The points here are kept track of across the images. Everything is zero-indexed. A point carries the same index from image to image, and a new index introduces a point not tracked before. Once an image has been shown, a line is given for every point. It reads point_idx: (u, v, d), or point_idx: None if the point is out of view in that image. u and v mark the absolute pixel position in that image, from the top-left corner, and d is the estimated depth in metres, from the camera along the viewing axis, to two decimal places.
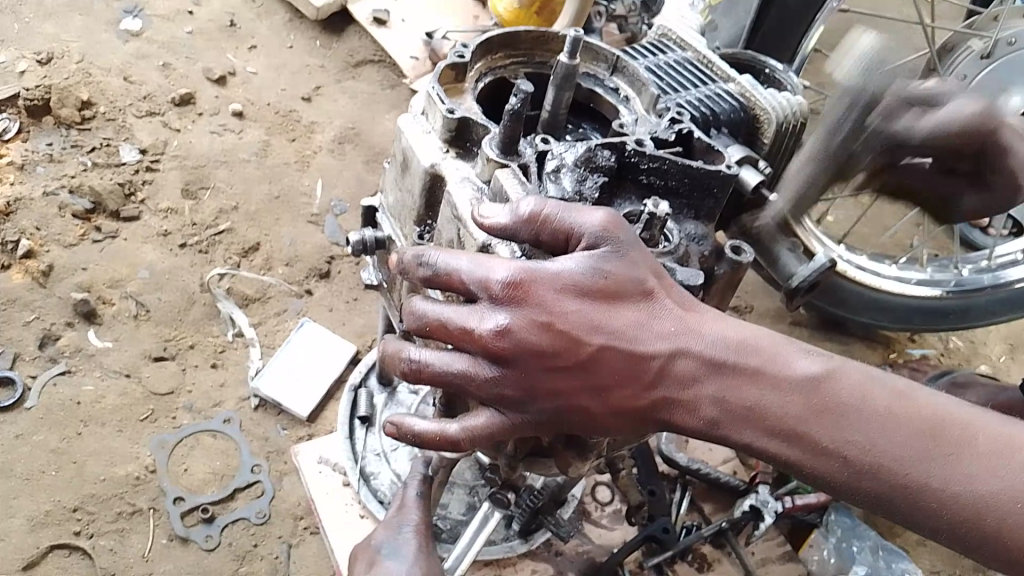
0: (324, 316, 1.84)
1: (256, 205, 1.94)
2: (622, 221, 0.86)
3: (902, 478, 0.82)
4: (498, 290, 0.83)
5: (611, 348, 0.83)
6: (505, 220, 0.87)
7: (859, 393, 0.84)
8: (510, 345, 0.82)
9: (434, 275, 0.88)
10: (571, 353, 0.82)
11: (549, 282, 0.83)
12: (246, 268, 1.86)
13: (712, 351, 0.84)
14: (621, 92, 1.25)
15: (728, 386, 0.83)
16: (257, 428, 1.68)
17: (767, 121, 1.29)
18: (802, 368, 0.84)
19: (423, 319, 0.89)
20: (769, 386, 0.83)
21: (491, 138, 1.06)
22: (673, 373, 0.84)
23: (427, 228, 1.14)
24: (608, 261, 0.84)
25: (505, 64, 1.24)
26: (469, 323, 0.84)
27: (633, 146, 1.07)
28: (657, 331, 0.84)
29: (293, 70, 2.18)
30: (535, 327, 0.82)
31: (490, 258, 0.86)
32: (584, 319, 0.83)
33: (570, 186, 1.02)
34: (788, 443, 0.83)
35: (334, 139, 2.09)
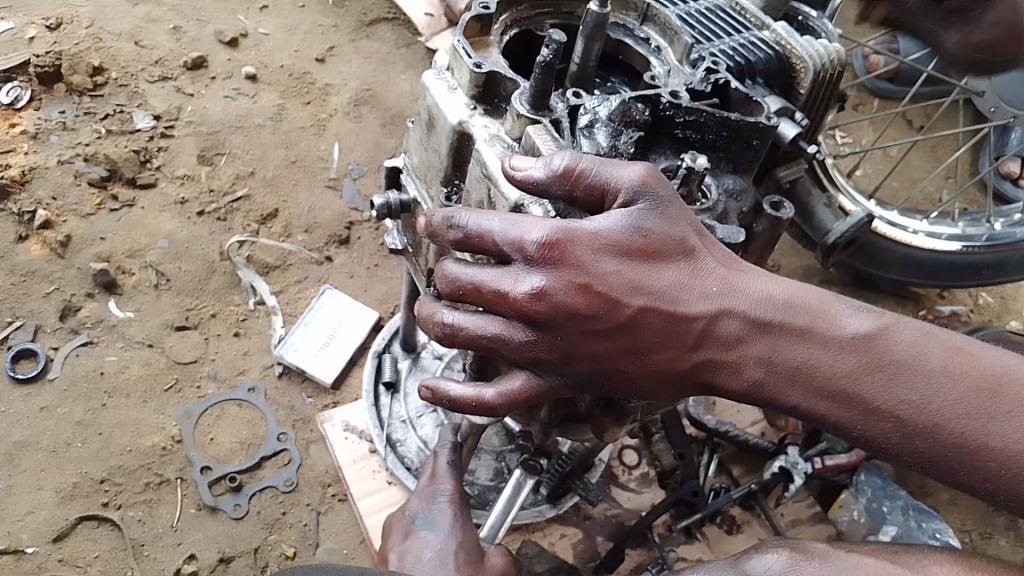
0: (345, 283, 1.82)
1: (273, 170, 1.91)
2: (661, 176, 0.82)
3: (956, 438, 0.79)
4: (532, 251, 0.79)
5: (653, 309, 0.80)
6: (539, 175, 0.84)
7: (913, 351, 0.80)
8: (547, 308, 0.79)
9: (465, 237, 0.84)
10: (611, 315, 0.80)
11: (586, 242, 0.79)
12: (265, 235, 1.83)
13: (759, 310, 0.81)
14: (651, 43, 1.20)
15: (774, 346, 0.80)
16: (282, 397, 1.66)
17: (804, 69, 1.22)
18: (852, 327, 0.81)
19: (456, 283, 0.85)
20: (818, 345, 0.80)
21: (520, 93, 1.01)
22: (717, 333, 0.81)
23: (454, 189, 1.10)
24: (647, 218, 0.80)
25: (530, 16, 1.19)
26: (503, 286, 0.81)
27: (668, 98, 1.02)
28: (699, 290, 0.81)
29: (306, 31, 2.12)
30: (573, 289, 0.79)
31: (523, 217, 0.81)
32: (624, 280, 0.79)
33: (605, 141, 0.97)
34: (836, 404, 0.80)
35: (349, 101, 2.04)
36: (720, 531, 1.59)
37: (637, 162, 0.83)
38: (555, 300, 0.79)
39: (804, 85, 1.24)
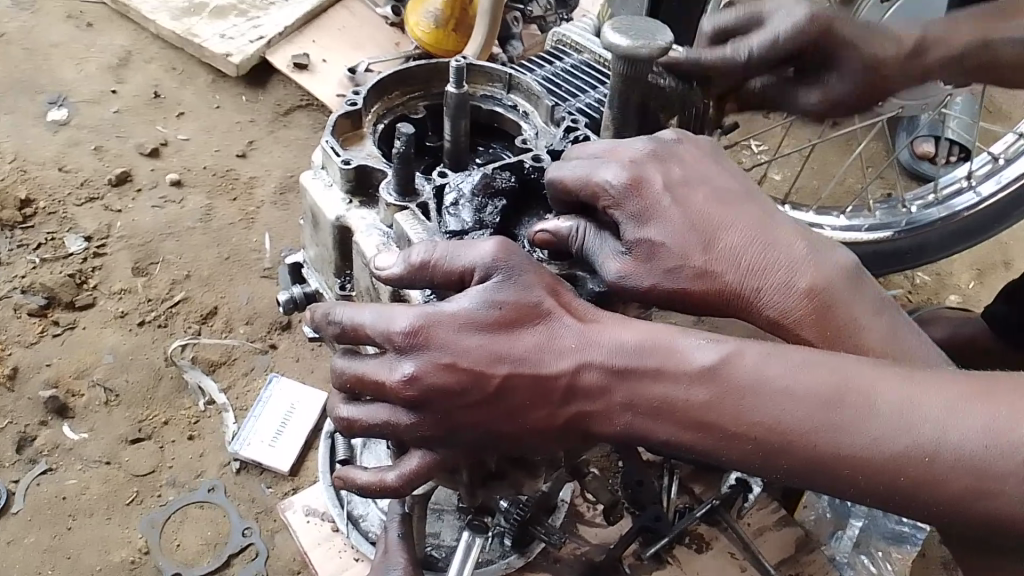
0: (292, 367, 1.86)
1: (208, 269, 1.96)
2: (512, 248, 0.89)
3: (808, 449, 0.83)
4: (401, 339, 0.86)
5: (517, 374, 0.85)
6: (399, 270, 0.92)
7: (758, 374, 0.85)
8: (420, 391, 0.86)
9: (342, 331, 0.92)
10: (479, 387, 0.85)
11: (447, 323, 0.86)
12: (208, 334, 1.88)
13: (614, 359, 0.87)
14: (519, 109, 1.28)
15: (633, 390, 0.86)
16: (242, 491, 1.70)
17: None
18: (698, 359, 0.86)
19: (344, 376, 0.92)
20: (671, 382, 0.86)
21: (388, 183, 1.07)
22: (579, 387, 0.87)
23: (348, 279, 1.16)
24: (500, 291, 0.87)
25: (402, 102, 1.26)
26: (381, 375, 0.88)
27: (531, 163, 1.11)
28: (558, 350, 0.86)
29: (224, 129, 2.17)
30: (440, 369, 0.85)
31: (392, 307, 0.89)
32: (485, 352, 0.85)
33: (470, 216, 1.03)
34: (698, 434, 0.86)
35: (275, 191, 2.09)
36: (690, 551, 1.57)
37: (489, 239, 0.90)
38: (425, 382, 0.86)
39: None
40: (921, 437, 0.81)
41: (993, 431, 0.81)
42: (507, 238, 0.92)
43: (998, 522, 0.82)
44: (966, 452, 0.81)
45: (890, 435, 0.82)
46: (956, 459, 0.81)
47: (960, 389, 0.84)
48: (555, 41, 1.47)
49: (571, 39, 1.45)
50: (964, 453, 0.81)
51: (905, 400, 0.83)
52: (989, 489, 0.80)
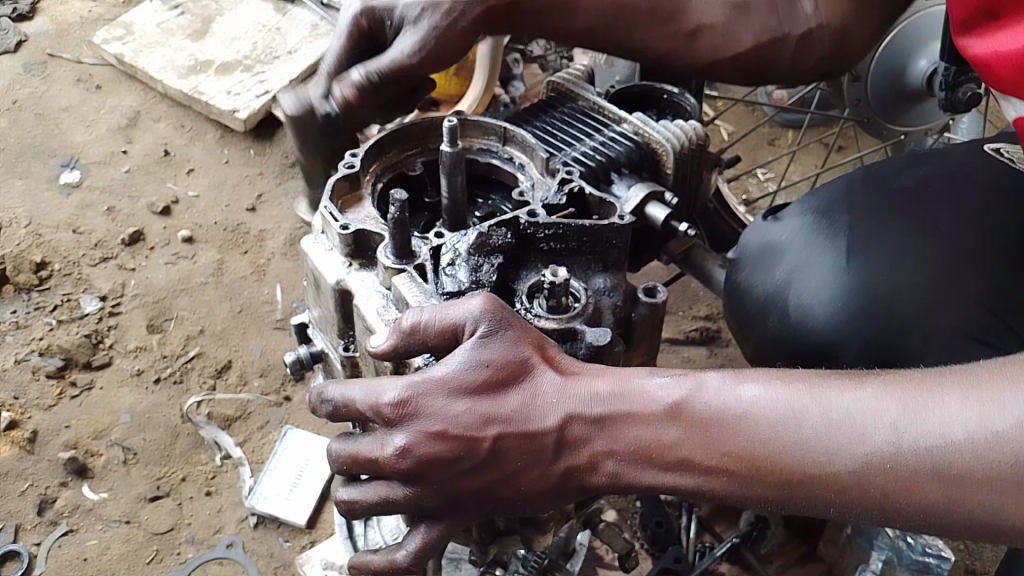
0: (307, 419, 1.88)
1: (221, 324, 1.98)
2: (497, 306, 0.91)
3: (777, 473, 0.80)
4: (391, 411, 0.88)
5: (505, 435, 0.86)
6: (388, 339, 0.93)
7: (721, 405, 0.83)
8: (415, 462, 0.87)
9: (334, 411, 0.94)
10: (470, 452, 0.86)
11: (435, 388, 0.87)
12: (222, 389, 1.90)
13: (593, 408, 0.86)
14: (516, 160, 1.30)
15: (611, 436, 0.85)
16: (261, 546, 1.70)
17: (665, 153, 1.37)
18: (658, 395, 0.85)
19: (341, 456, 0.93)
20: (642, 423, 0.85)
21: (385, 246, 1.08)
22: (568, 441, 0.86)
23: (351, 339, 1.15)
24: (483, 349, 0.88)
25: (400, 159, 1.30)
26: (375, 451, 0.89)
27: (526, 219, 1.13)
28: (541, 405, 0.87)
29: (233, 183, 2.20)
30: (432, 439, 0.86)
31: (380, 381, 0.91)
32: (472, 417, 0.86)
33: (466, 276, 1.04)
34: (678, 473, 0.84)
35: (285, 242, 2.12)
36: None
37: (476, 298, 0.92)
38: (418, 454, 0.87)
39: (668, 167, 1.38)
40: (884, 444, 0.77)
41: (952, 427, 0.75)
42: (493, 295, 0.93)
43: (991, 526, 0.75)
44: (932, 451, 0.75)
45: (854, 449, 0.78)
46: (923, 463, 0.76)
47: (917, 385, 0.79)
48: (550, 89, 1.50)
49: (565, 87, 1.48)
50: (929, 452, 0.75)
51: (860, 407, 0.79)
52: (960, 492, 0.74)
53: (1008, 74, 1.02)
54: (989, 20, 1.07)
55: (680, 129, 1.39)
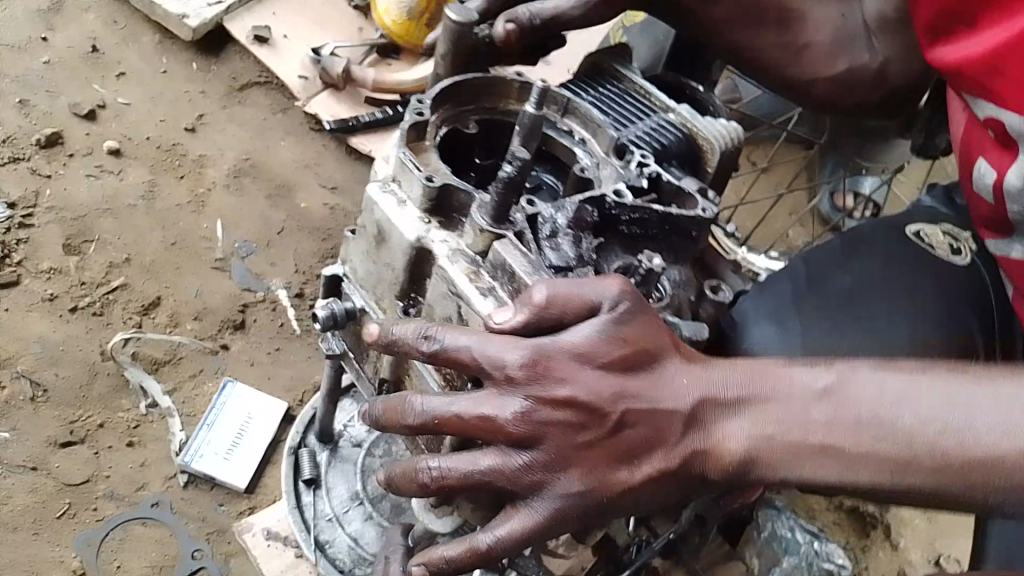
0: (247, 372, 1.69)
1: (152, 255, 1.76)
2: (632, 287, 0.85)
3: (931, 459, 0.81)
4: (512, 368, 0.79)
5: (633, 410, 0.81)
6: (514, 307, 0.84)
7: (871, 392, 0.84)
8: (537, 426, 0.79)
9: (438, 359, 0.82)
10: (601, 424, 0.79)
11: (566, 355, 0.80)
12: (151, 328, 1.68)
13: (734, 391, 0.84)
14: (574, 134, 1.20)
15: (751, 420, 0.83)
16: (193, 508, 1.53)
17: (711, 150, 1.25)
18: (804, 381, 0.85)
19: (433, 416, 0.81)
20: (786, 406, 0.84)
21: (480, 207, 0.99)
22: (699, 422, 0.83)
23: (412, 302, 1.05)
24: (621, 327, 0.82)
25: (452, 114, 1.12)
26: (488, 411, 0.79)
27: (613, 198, 1.05)
28: (677, 385, 0.83)
29: (171, 98, 1.97)
30: (554, 404, 0.79)
31: (498, 337, 0.81)
32: (605, 391, 0.80)
33: (571, 251, 0.99)
34: (818, 459, 0.83)
35: (229, 173, 1.90)
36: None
37: (608, 277, 0.85)
38: (539, 417, 0.79)
39: (711, 165, 1.26)
40: None
41: None
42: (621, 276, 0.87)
43: None
44: None
45: (1008, 437, 0.80)
46: None
47: None
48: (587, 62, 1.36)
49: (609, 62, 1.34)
50: None
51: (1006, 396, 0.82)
52: None
53: (965, 72, 1.13)
54: (955, 27, 1.17)
55: (728, 127, 1.28)
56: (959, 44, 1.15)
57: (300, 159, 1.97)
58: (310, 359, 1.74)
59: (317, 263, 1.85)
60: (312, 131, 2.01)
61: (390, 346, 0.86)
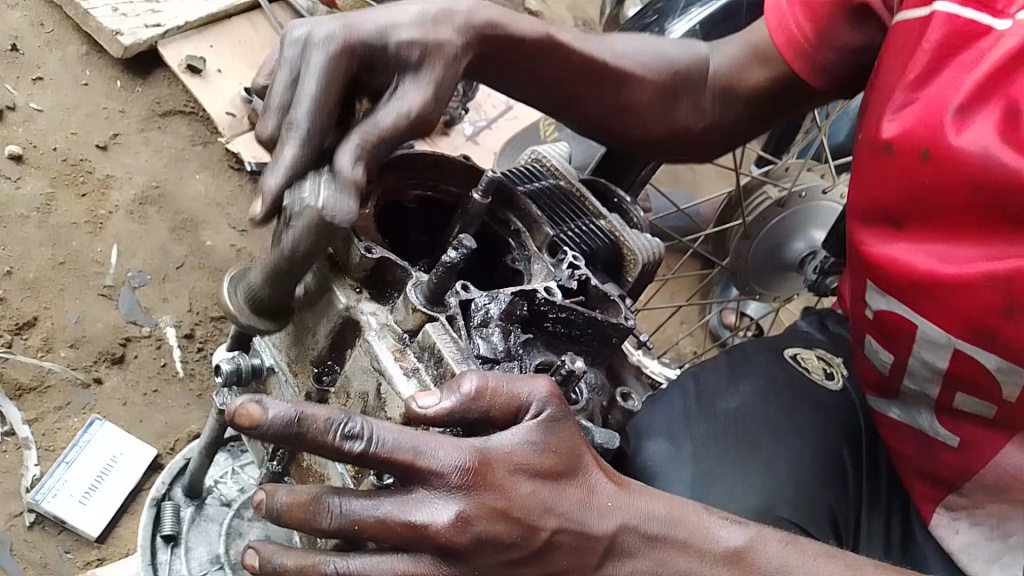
0: (117, 412, 1.58)
1: (35, 272, 1.66)
2: (558, 392, 0.90)
3: None
4: (450, 473, 0.80)
5: (563, 529, 0.86)
6: (450, 402, 0.84)
7: (778, 561, 0.95)
8: (470, 539, 0.81)
9: (366, 459, 0.79)
10: (528, 540, 0.84)
11: (501, 462, 0.83)
12: (21, 350, 1.57)
13: (651, 528, 0.91)
14: (511, 223, 1.23)
15: (663, 559, 0.90)
16: (34, 552, 1.42)
17: (635, 261, 1.32)
18: (723, 540, 0.94)
19: (352, 516, 0.80)
20: (698, 556, 0.92)
21: (417, 286, 0.99)
22: (618, 551, 0.89)
23: (327, 369, 1.04)
24: (547, 437, 0.86)
25: (395, 184, 1.16)
26: (417, 516, 0.80)
27: (544, 296, 1.08)
28: (599, 511, 0.88)
29: (86, 112, 1.90)
30: (492, 516, 0.81)
31: (432, 438, 0.81)
32: (539, 502, 0.84)
33: (500, 343, 1.01)
34: None
35: (134, 198, 1.82)
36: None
37: (536, 380, 0.90)
38: (477, 531, 0.81)
39: (632, 274, 1.33)
40: None
41: None
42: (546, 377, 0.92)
43: None
44: None
45: None
46: None
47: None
48: (532, 157, 1.43)
49: (551, 161, 1.41)
50: None
51: None
52: None
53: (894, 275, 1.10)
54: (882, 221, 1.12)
55: (652, 243, 1.36)
56: (890, 245, 1.11)
57: (212, 196, 1.90)
58: (188, 406, 1.64)
59: (212, 305, 1.76)
60: (230, 169, 1.95)
61: (294, 433, 0.79)
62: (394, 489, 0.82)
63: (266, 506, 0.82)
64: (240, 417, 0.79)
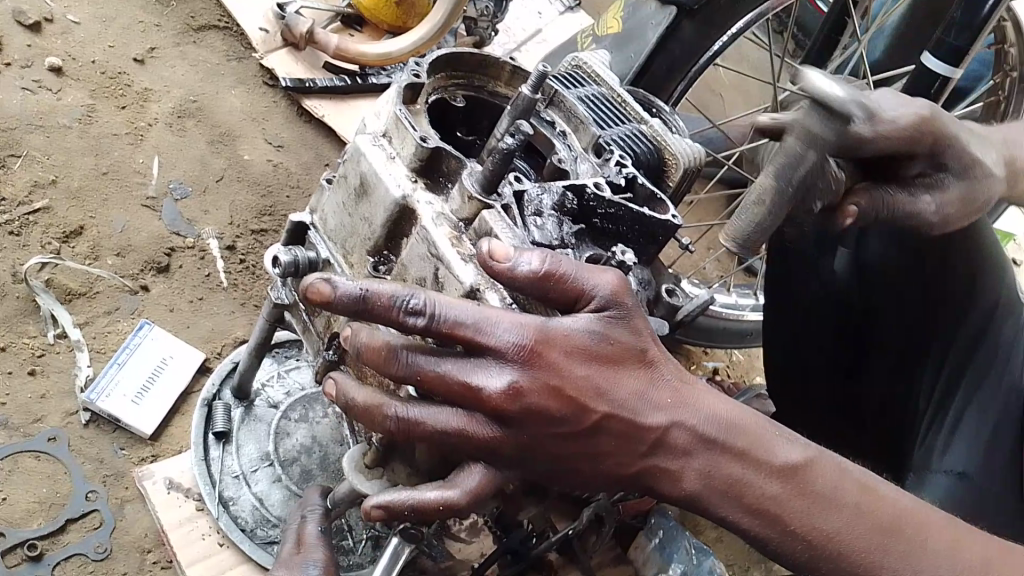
0: (165, 318, 1.62)
1: (79, 180, 1.68)
2: (626, 285, 0.89)
3: (852, 558, 0.95)
4: (508, 349, 0.82)
5: (616, 414, 0.87)
6: (515, 274, 0.85)
7: (834, 481, 0.97)
8: (520, 408, 0.83)
9: (431, 326, 0.82)
10: (580, 419, 0.85)
11: (559, 345, 0.84)
12: (69, 256, 1.60)
13: (710, 429, 0.91)
14: (556, 125, 1.27)
15: (718, 462, 0.91)
16: (90, 448, 1.47)
17: (676, 165, 1.31)
18: (784, 457, 0.95)
19: (416, 372, 0.84)
20: (755, 467, 0.93)
21: (470, 175, 1.00)
22: (666, 442, 0.90)
23: (382, 259, 1.04)
24: (607, 326, 0.87)
25: (446, 86, 1.15)
26: (476, 382, 0.82)
27: (593, 190, 1.07)
28: (653, 401, 0.89)
29: (122, 26, 1.91)
30: (547, 391, 0.83)
31: (493, 313, 0.83)
32: (593, 386, 0.85)
33: (554, 231, 1.05)
34: (763, 521, 0.94)
35: (172, 111, 1.84)
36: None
37: (607, 271, 0.89)
38: (528, 401, 0.82)
39: (673, 180, 1.32)
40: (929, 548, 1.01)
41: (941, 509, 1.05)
42: (617, 271, 0.91)
43: None
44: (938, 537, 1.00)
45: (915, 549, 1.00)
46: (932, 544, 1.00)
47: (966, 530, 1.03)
48: (572, 64, 1.41)
49: (590, 67, 1.39)
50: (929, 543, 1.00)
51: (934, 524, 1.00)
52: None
53: None
54: None
55: (697, 149, 1.33)
56: None
57: (248, 110, 1.92)
58: (231, 313, 1.67)
59: (252, 218, 1.79)
60: (265, 85, 1.96)
61: (361, 306, 0.83)
62: (459, 354, 0.85)
63: (351, 344, 0.88)
64: (312, 293, 0.83)
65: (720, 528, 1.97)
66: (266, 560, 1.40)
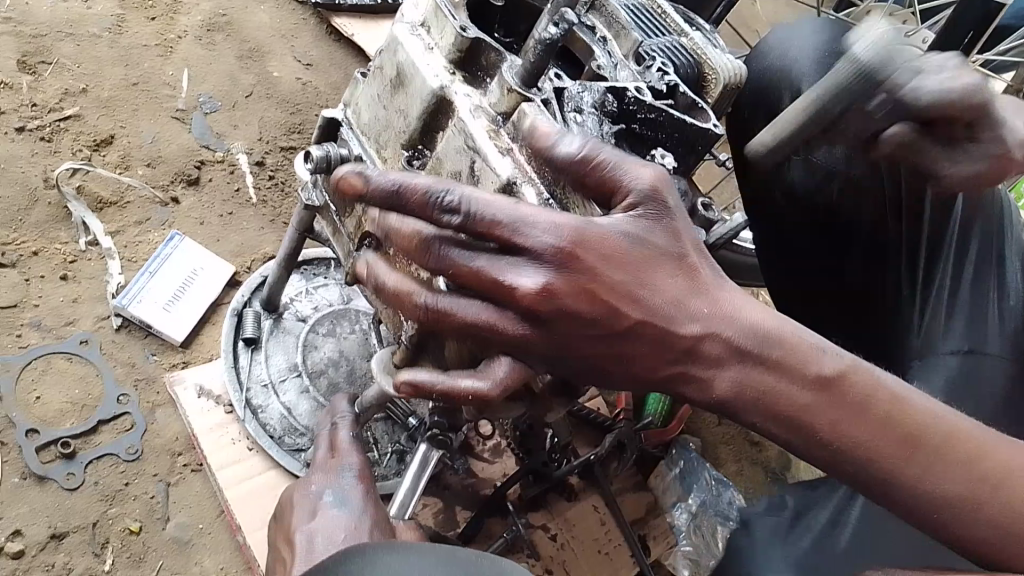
0: (194, 230, 1.62)
1: (110, 90, 1.68)
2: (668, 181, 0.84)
3: (875, 468, 0.87)
4: (544, 251, 0.77)
5: (648, 322, 0.81)
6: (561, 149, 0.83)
7: (868, 392, 0.87)
8: (552, 309, 0.78)
9: (469, 222, 0.78)
10: (611, 323, 0.80)
11: (595, 247, 0.79)
12: (100, 164, 1.60)
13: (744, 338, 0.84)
14: (597, 32, 1.22)
15: (750, 371, 0.85)
16: (121, 353, 1.49)
17: (715, 80, 1.24)
18: (819, 367, 0.86)
19: (450, 265, 0.80)
20: (787, 375, 0.85)
21: (511, 67, 0.97)
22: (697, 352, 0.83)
23: (417, 153, 1.02)
24: (647, 229, 0.82)
25: None
26: (504, 277, 0.78)
27: (634, 93, 1.03)
28: (692, 311, 0.83)
29: None
30: (578, 293, 0.78)
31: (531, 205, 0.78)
32: (626, 289, 0.80)
33: (594, 128, 1.00)
34: (784, 426, 0.87)
35: (202, 25, 1.82)
36: (562, 500, 1.65)
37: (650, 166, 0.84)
38: (561, 302, 0.78)
39: (711, 96, 1.25)
40: None
41: None
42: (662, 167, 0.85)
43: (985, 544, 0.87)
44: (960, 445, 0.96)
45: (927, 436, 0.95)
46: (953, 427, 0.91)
47: None
48: None
49: None
50: None
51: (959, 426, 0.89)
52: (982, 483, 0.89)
53: None
54: None
55: (738, 65, 1.26)
56: None
57: (277, 26, 1.90)
58: (260, 228, 1.67)
59: (281, 135, 1.78)
60: (294, 2, 1.95)
61: (396, 201, 0.80)
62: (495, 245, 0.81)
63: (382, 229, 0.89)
64: (345, 183, 0.83)
65: (742, 463, 1.96)
66: (293, 465, 1.41)
